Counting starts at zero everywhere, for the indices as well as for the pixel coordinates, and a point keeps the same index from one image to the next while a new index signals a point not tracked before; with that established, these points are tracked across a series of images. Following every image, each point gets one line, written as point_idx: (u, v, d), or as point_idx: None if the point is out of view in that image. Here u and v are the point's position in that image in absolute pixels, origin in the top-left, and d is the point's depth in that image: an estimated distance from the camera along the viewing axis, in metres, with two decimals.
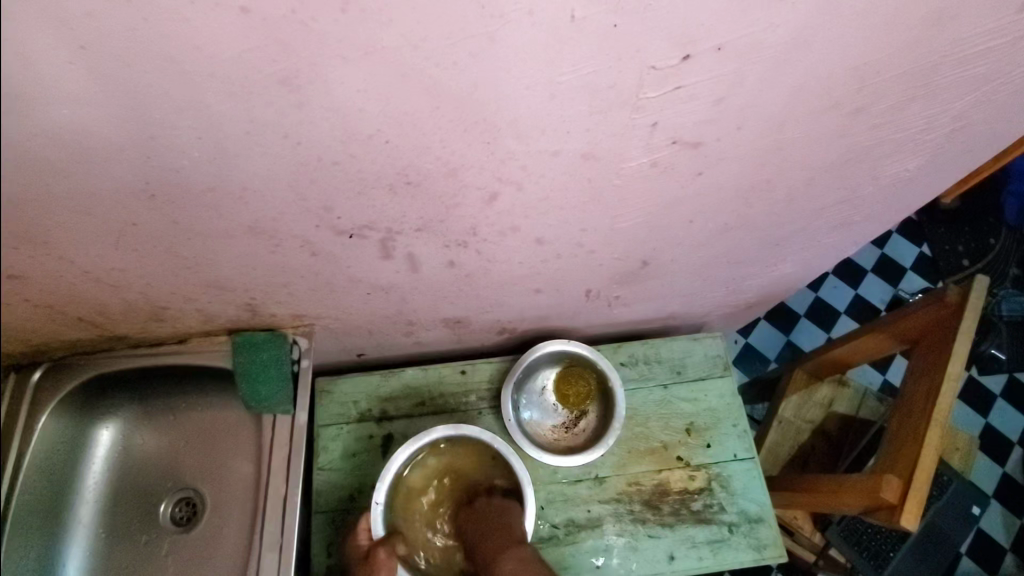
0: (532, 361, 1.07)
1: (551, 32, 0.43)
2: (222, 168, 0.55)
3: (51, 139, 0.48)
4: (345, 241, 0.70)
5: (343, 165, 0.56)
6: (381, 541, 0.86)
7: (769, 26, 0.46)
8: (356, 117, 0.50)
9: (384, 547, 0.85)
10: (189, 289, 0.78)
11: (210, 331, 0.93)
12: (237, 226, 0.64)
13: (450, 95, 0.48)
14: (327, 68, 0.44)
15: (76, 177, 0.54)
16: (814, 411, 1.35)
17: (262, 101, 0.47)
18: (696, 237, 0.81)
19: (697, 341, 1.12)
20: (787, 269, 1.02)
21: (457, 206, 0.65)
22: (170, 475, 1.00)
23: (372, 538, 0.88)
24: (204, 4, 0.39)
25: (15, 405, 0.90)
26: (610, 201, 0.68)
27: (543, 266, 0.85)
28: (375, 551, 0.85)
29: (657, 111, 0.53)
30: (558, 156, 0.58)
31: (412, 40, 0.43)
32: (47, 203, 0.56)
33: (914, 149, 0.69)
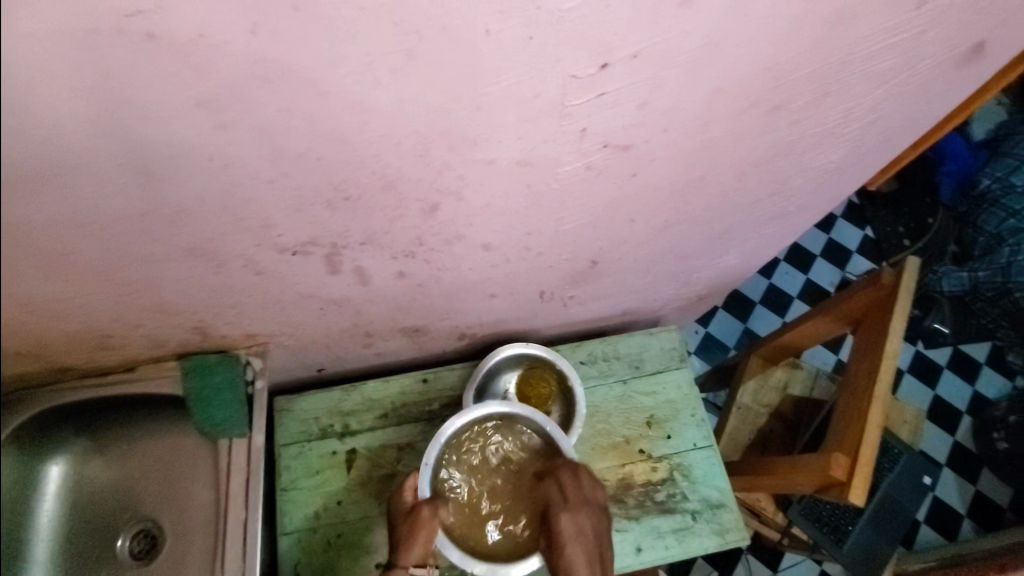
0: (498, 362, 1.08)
1: (469, 46, 0.44)
2: (153, 194, 0.53)
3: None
4: (289, 258, 0.69)
5: (277, 184, 0.55)
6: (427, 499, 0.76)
7: (679, 32, 0.48)
8: (283, 136, 0.49)
9: (429, 505, 0.75)
10: (131, 316, 0.76)
11: (159, 356, 0.91)
12: (175, 250, 0.63)
13: (377, 111, 0.49)
14: (248, 90, 0.44)
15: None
16: (771, 395, 1.40)
17: (184, 125, 0.46)
18: (640, 234, 0.83)
19: (653, 335, 1.15)
20: (732, 261, 1.05)
21: (400, 218, 0.65)
22: (127, 507, 0.97)
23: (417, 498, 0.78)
24: (111, 31, 0.38)
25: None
26: (551, 205, 0.69)
27: (495, 271, 0.85)
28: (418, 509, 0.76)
29: (584, 117, 0.55)
30: (493, 164, 0.59)
31: (330, 58, 0.43)
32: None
33: (836, 141, 0.73)
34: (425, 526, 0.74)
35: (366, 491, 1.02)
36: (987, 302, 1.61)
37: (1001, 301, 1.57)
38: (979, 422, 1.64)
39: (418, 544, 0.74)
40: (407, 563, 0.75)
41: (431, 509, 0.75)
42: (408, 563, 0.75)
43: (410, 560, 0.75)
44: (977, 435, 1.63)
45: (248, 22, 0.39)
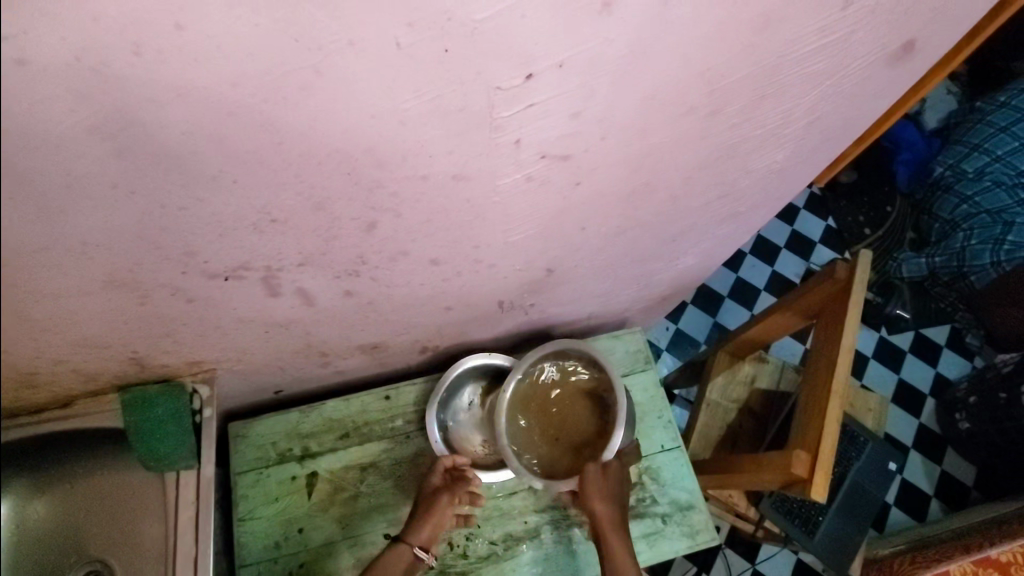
0: (463, 374, 1.08)
1: (380, 61, 0.42)
2: (51, 226, 0.50)
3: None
4: (221, 283, 0.66)
5: (193, 210, 0.52)
6: (449, 488, 0.93)
7: (603, 40, 0.46)
8: (190, 160, 0.47)
9: (450, 493, 0.93)
10: (57, 350, 0.71)
11: (97, 389, 0.86)
12: (91, 282, 0.59)
13: (291, 130, 0.46)
14: (141, 114, 0.41)
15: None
16: (739, 390, 1.41)
17: (76, 151, 0.43)
18: (594, 241, 0.82)
19: (618, 337, 1.15)
20: (691, 261, 1.05)
21: (336, 237, 0.63)
22: (71, 548, 0.91)
23: (444, 484, 0.95)
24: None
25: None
26: (496, 217, 0.67)
27: (448, 285, 0.83)
28: (440, 495, 0.92)
29: (516, 129, 0.53)
30: (428, 180, 0.57)
31: (228, 78, 0.40)
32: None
33: (779, 143, 0.72)
34: (439, 511, 0.91)
35: (329, 515, 0.99)
36: (944, 286, 1.65)
37: (957, 285, 1.61)
38: (942, 403, 1.67)
39: (431, 521, 0.90)
40: (414, 541, 0.89)
41: (449, 498, 0.92)
42: (414, 542, 0.89)
43: (417, 541, 0.89)
44: (941, 416, 1.67)
45: (129, 41, 0.36)
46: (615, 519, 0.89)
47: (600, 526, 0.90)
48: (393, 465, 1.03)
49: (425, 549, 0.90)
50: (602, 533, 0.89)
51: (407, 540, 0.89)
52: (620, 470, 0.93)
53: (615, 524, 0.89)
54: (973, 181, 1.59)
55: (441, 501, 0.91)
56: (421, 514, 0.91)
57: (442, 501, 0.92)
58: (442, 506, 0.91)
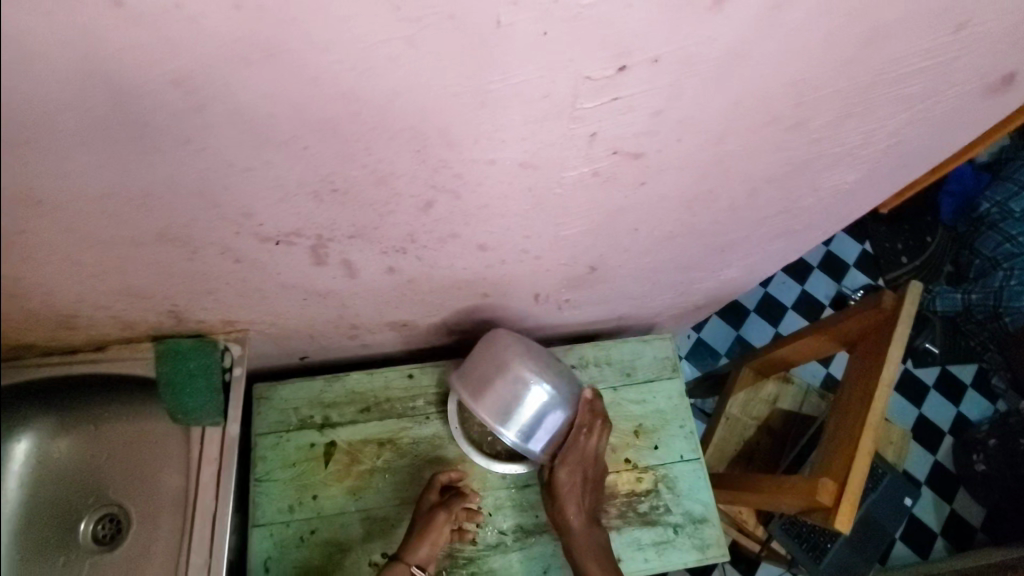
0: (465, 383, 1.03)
1: (476, 38, 0.40)
2: (117, 173, 0.49)
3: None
4: (271, 247, 0.65)
5: (257, 172, 0.51)
6: (443, 505, 0.93)
7: (704, 39, 0.44)
8: (265, 122, 0.45)
9: (445, 511, 0.92)
10: (99, 297, 0.71)
11: (132, 337, 0.86)
12: (145, 233, 0.58)
13: (370, 102, 0.45)
14: (225, 71, 0.40)
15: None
16: (759, 408, 1.38)
17: (153, 101, 0.42)
18: (643, 243, 0.80)
19: (647, 341, 1.13)
20: (733, 273, 1.02)
21: (391, 213, 0.62)
22: (90, 491, 0.93)
23: (439, 500, 0.95)
24: None
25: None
26: (552, 209, 0.66)
27: (489, 271, 0.82)
28: (436, 512, 0.92)
29: (595, 121, 0.51)
30: (495, 164, 0.55)
31: (318, 42, 0.39)
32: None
33: (853, 163, 0.69)
34: (435, 530, 0.90)
35: (343, 484, 1.00)
36: (977, 324, 1.63)
37: (991, 324, 1.59)
38: (961, 443, 1.63)
39: (427, 543, 0.90)
40: (412, 561, 0.89)
41: (446, 514, 0.92)
42: (413, 561, 0.89)
43: (416, 559, 0.89)
44: (958, 455, 1.63)
45: None
46: (574, 526, 0.91)
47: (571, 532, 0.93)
48: (411, 444, 1.03)
49: (422, 567, 0.90)
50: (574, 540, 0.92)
51: (406, 559, 0.89)
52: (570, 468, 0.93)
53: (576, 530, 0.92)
54: (1018, 221, 1.56)
55: (440, 517, 0.91)
56: (419, 530, 0.91)
57: (439, 518, 0.91)
58: (439, 522, 0.91)
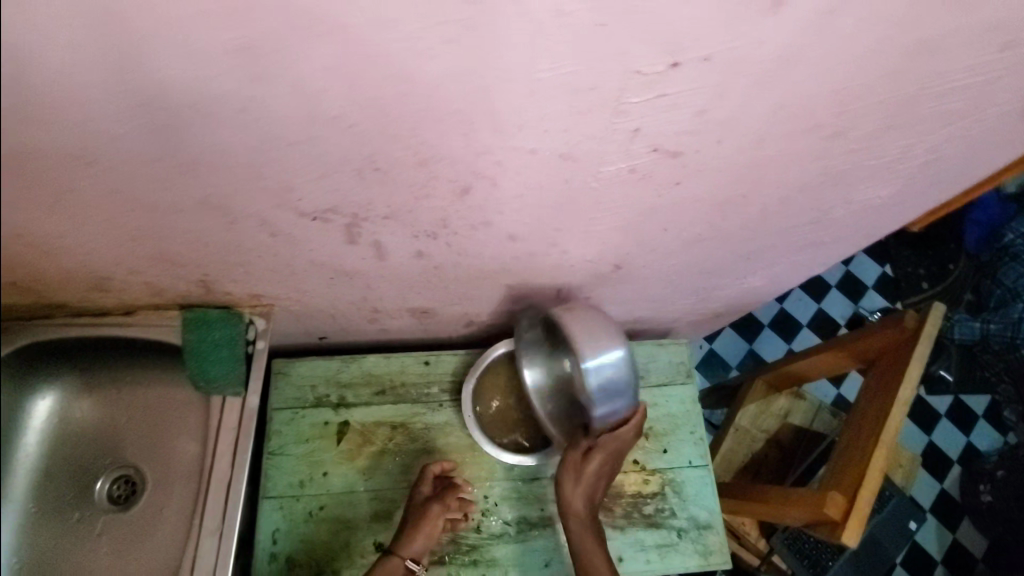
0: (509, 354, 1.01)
1: (534, 25, 0.41)
2: (171, 138, 0.50)
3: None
4: (307, 223, 0.67)
5: (305, 146, 0.53)
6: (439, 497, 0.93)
7: (756, 40, 0.45)
8: (320, 96, 0.47)
9: (441, 503, 0.92)
10: (135, 262, 0.73)
11: (161, 304, 0.88)
12: (189, 201, 0.60)
13: (423, 83, 0.46)
14: (292, 43, 0.41)
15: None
16: (770, 421, 1.38)
17: (217, 68, 0.43)
18: (669, 245, 0.80)
19: (662, 345, 1.14)
20: (755, 283, 1.02)
21: (428, 197, 0.63)
22: (108, 452, 0.95)
23: (434, 491, 0.95)
24: None
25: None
26: (585, 203, 0.66)
27: (514, 263, 0.83)
28: (431, 505, 0.92)
29: (639, 117, 0.52)
30: (534, 154, 0.56)
31: (383, 19, 0.40)
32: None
33: (887, 177, 0.70)
34: (431, 522, 0.91)
35: (354, 463, 1.01)
36: (993, 355, 1.54)
37: (1008, 356, 1.51)
38: (968, 472, 1.62)
39: (423, 534, 0.90)
40: (406, 554, 0.90)
41: (441, 506, 0.92)
42: (406, 554, 0.89)
43: (410, 553, 0.90)
44: (965, 484, 1.61)
45: None
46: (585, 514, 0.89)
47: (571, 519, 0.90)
48: (422, 429, 1.04)
49: (416, 560, 0.90)
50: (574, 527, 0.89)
51: (400, 552, 0.89)
52: (603, 457, 0.91)
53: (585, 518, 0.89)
54: None
55: (434, 510, 0.91)
56: (414, 523, 0.91)
57: (434, 511, 0.92)
58: (433, 515, 0.91)
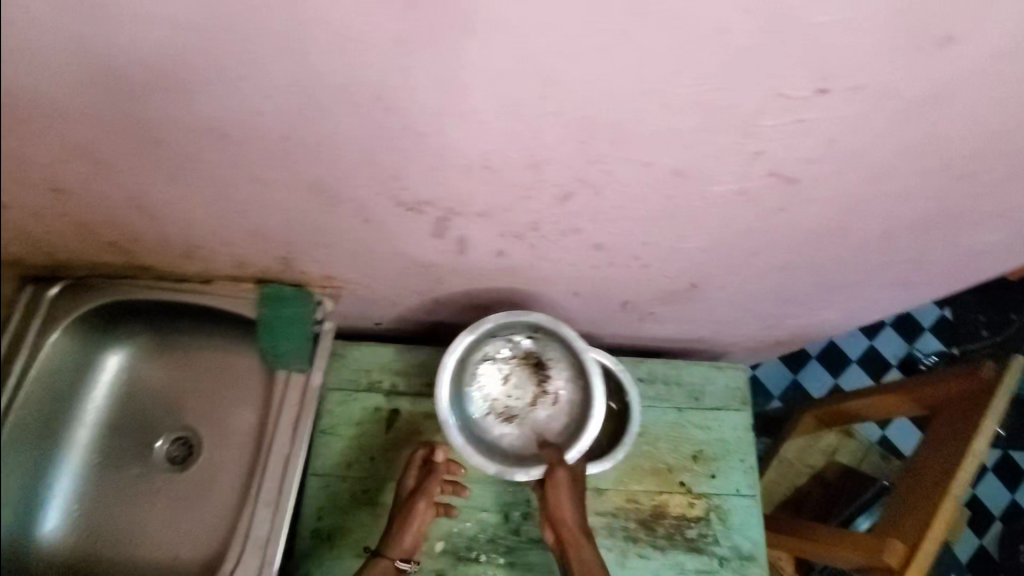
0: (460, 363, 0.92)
1: (693, 40, 0.41)
2: (301, 119, 0.51)
3: (100, 27, 0.44)
4: (402, 213, 0.67)
5: (426, 139, 0.53)
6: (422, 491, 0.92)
7: (913, 74, 0.43)
8: (457, 93, 0.47)
9: (424, 496, 0.91)
10: (228, 233, 0.75)
11: (238, 276, 0.90)
12: (298, 180, 0.61)
13: (563, 88, 0.45)
14: (447, 38, 0.42)
15: (107, 74, 0.48)
16: (817, 458, 1.36)
17: (367, 56, 0.44)
18: (753, 269, 0.78)
19: (719, 369, 1.12)
20: (827, 316, 0.99)
21: (528, 199, 0.62)
22: (171, 412, 0.97)
23: (417, 483, 0.94)
24: None
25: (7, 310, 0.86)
26: (683, 220, 0.65)
27: (591, 271, 0.82)
28: (415, 499, 0.92)
29: (768, 140, 0.50)
30: (649, 168, 0.55)
31: (544, 23, 0.40)
32: (10, 85, 0.48)
33: (1000, 223, 0.66)
34: (416, 518, 0.90)
35: (402, 452, 1.02)
36: None
37: None
38: None
39: (410, 530, 0.90)
40: (394, 554, 0.89)
41: (426, 500, 0.92)
42: (395, 554, 0.89)
43: (398, 551, 0.90)
44: None
45: None
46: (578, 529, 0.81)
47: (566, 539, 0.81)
48: None
49: (406, 557, 0.91)
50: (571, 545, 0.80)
51: (388, 553, 0.89)
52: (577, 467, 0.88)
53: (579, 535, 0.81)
54: None
55: (419, 507, 0.91)
56: (401, 520, 0.91)
57: (420, 505, 0.91)
58: (419, 510, 0.91)
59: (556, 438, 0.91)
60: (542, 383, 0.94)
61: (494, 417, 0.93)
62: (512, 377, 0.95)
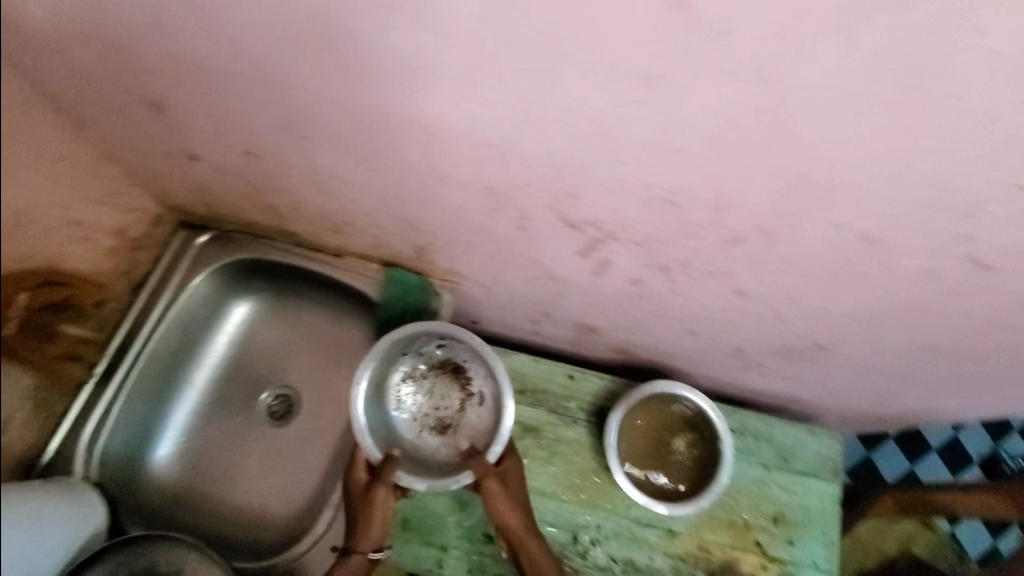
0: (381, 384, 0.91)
1: (956, 121, 0.41)
2: (515, 131, 0.53)
3: (370, 23, 0.46)
4: (560, 227, 0.69)
5: (626, 167, 0.54)
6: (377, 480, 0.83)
7: None
8: (683, 132, 0.48)
9: (382, 486, 0.83)
10: (383, 216, 0.79)
11: (369, 255, 0.95)
12: (478, 181, 0.64)
13: (794, 144, 0.46)
14: (703, 83, 0.43)
15: (352, 63, 0.51)
16: (889, 544, 1.21)
17: (613, 87, 0.45)
18: (892, 343, 0.76)
19: (813, 433, 1.08)
20: (945, 401, 0.94)
21: (695, 237, 0.63)
22: (278, 369, 1.02)
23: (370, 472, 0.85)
24: None
25: (160, 252, 0.96)
26: (845, 283, 0.64)
27: (719, 314, 0.81)
28: (374, 489, 0.83)
29: (983, 226, 0.49)
30: (838, 230, 0.55)
31: (810, 83, 0.41)
32: (274, 63, 0.54)
33: None
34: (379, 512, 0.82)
35: None
36: None
37: None
38: None
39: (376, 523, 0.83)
40: (367, 548, 0.83)
41: (385, 489, 0.83)
42: (367, 548, 0.84)
43: (368, 546, 0.83)
44: None
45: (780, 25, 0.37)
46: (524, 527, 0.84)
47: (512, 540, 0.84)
48: (553, 440, 1.04)
49: (378, 546, 0.85)
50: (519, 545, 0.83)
51: (360, 548, 0.83)
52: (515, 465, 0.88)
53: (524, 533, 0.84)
54: None
55: (379, 500, 0.82)
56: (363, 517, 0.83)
57: (379, 495, 0.82)
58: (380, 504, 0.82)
59: (485, 439, 0.90)
60: (465, 386, 0.93)
61: (427, 431, 0.92)
62: (433, 387, 0.93)
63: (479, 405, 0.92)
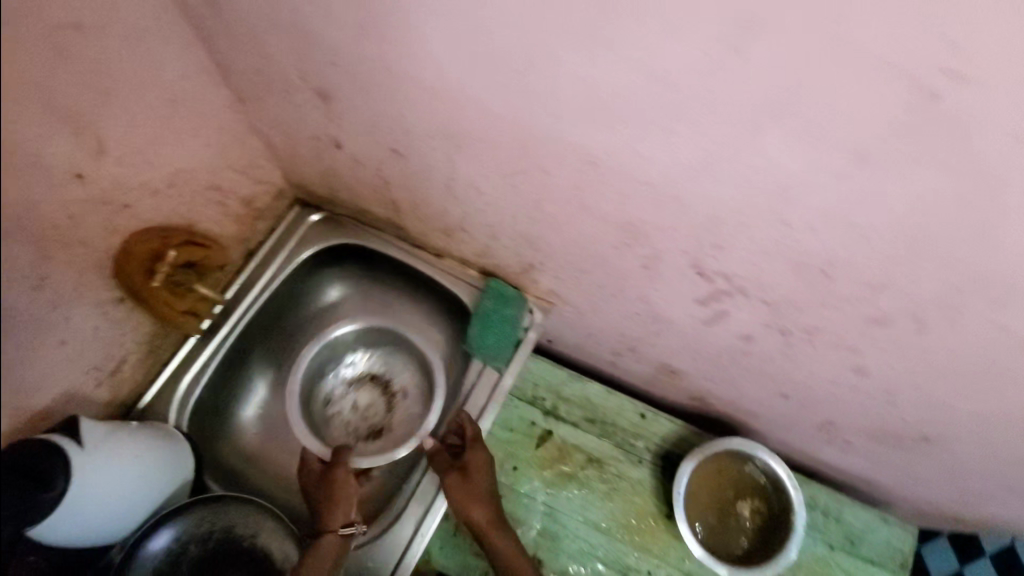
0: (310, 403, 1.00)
1: None
2: (685, 178, 0.54)
3: (577, 57, 0.47)
4: (688, 274, 0.68)
5: (791, 231, 0.53)
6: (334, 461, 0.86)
7: None
8: (869, 209, 0.47)
9: (341, 465, 0.85)
10: (504, 229, 0.80)
11: (471, 261, 0.96)
12: (620, 216, 0.64)
13: (991, 241, 0.45)
14: (914, 167, 0.42)
15: (540, 88, 0.52)
16: None
17: (813, 155, 0.45)
18: (1010, 452, 0.72)
19: (886, 521, 1.03)
20: None
21: (834, 310, 0.61)
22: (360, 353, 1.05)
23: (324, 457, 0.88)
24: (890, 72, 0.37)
25: (275, 224, 1.00)
26: (984, 383, 0.61)
27: (824, 386, 0.78)
28: (333, 470, 0.85)
29: None
30: (1002, 332, 0.53)
31: None
32: (460, 76, 0.56)
33: None
34: (342, 490, 0.83)
35: (542, 474, 1.02)
36: None
37: None
38: None
39: (340, 503, 0.81)
40: (335, 527, 0.79)
41: (343, 467, 0.85)
42: (335, 526, 0.79)
43: (336, 523, 0.79)
44: None
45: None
46: (493, 519, 0.83)
47: (483, 532, 0.83)
48: (615, 475, 1.03)
49: (351, 526, 0.80)
50: (488, 536, 0.82)
51: (329, 528, 0.78)
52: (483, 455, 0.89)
53: (495, 524, 0.83)
54: None
55: (342, 480, 0.83)
56: (328, 498, 0.82)
57: (337, 473, 0.84)
58: (341, 481, 0.83)
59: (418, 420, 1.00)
60: (388, 389, 1.04)
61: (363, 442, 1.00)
62: (363, 396, 1.03)
63: (408, 400, 1.03)
